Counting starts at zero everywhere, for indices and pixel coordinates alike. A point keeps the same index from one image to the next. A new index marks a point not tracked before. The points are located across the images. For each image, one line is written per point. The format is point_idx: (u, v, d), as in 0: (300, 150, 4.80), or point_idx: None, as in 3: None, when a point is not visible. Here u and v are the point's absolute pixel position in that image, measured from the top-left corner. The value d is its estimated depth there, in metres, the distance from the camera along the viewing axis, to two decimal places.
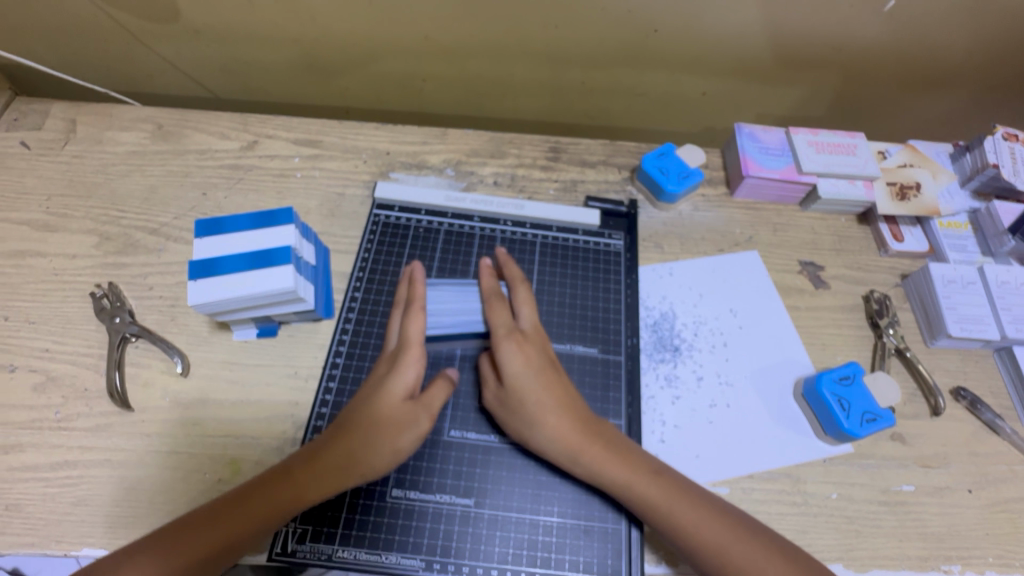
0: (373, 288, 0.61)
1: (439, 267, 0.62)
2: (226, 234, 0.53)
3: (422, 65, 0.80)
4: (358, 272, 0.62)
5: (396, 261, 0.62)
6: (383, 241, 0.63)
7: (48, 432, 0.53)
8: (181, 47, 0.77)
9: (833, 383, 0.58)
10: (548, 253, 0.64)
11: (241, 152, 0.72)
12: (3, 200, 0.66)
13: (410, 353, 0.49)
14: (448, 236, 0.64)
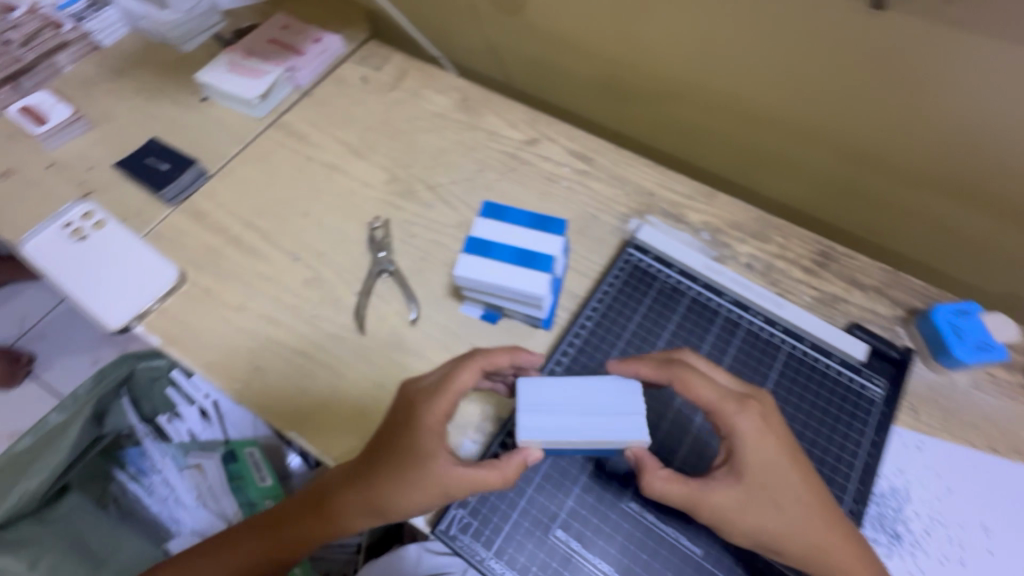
0: (604, 325, 0.61)
1: (673, 331, 0.60)
2: (502, 223, 0.57)
3: (714, 119, 0.78)
4: (595, 302, 0.62)
5: (633, 308, 0.61)
6: (628, 283, 0.63)
7: (302, 321, 0.63)
8: (510, 39, 0.85)
9: None
10: (792, 366, 0.58)
11: (522, 145, 0.77)
12: (336, 119, 0.79)
13: (443, 402, 0.48)
14: (692, 304, 0.61)
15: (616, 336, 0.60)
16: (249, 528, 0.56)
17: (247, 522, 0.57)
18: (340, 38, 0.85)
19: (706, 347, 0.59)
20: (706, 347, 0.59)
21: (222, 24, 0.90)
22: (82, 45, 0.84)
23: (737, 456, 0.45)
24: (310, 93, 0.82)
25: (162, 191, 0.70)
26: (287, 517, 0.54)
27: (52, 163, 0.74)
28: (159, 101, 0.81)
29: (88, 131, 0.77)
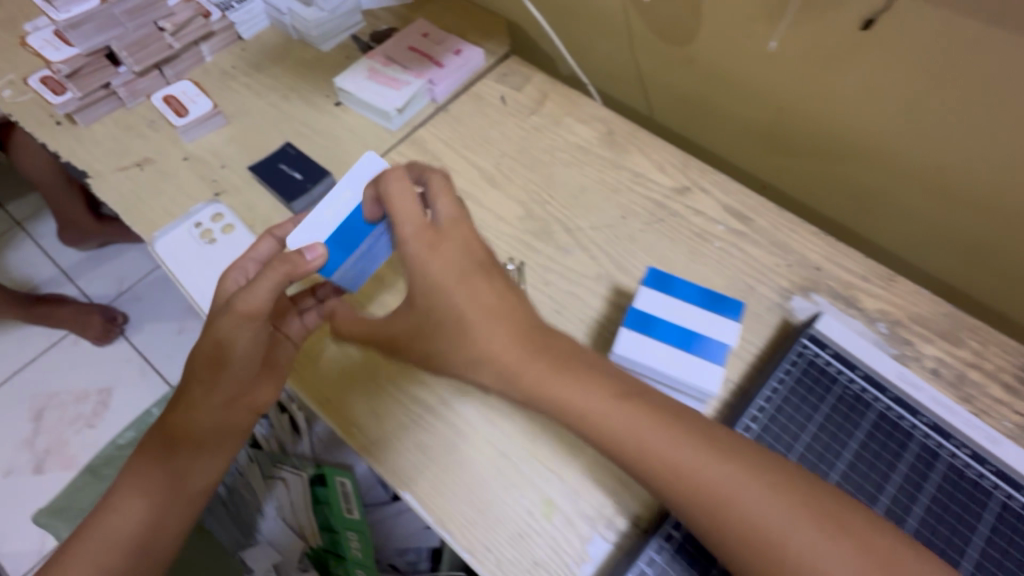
0: (771, 430, 0.50)
1: (857, 454, 0.49)
2: (671, 300, 0.50)
3: (900, 188, 0.67)
4: (760, 400, 0.51)
5: (808, 414, 0.50)
6: (801, 381, 0.51)
7: (423, 364, 0.57)
8: (664, 70, 0.77)
9: None
10: (1009, 525, 0.45)
11: (671, 193, 0.69)
12: (471, 140, 0.74)
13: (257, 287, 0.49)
14: (881, 421, 0.50)
15: (785, 448, 0.49)
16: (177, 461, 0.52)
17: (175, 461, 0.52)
18: (481, 53, 0.80)
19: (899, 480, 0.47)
20: (897, 482, 0.47)
21: (361, 25, 0.87)
22: (225, 37, 0.84)
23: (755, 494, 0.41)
24: (445, 108, 0.77)
25: (292, 201, 0.67)
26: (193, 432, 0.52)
27: (187, 157, 0.73)
28: (294, 101, 0.79)
29: (224, 126, 0.76)
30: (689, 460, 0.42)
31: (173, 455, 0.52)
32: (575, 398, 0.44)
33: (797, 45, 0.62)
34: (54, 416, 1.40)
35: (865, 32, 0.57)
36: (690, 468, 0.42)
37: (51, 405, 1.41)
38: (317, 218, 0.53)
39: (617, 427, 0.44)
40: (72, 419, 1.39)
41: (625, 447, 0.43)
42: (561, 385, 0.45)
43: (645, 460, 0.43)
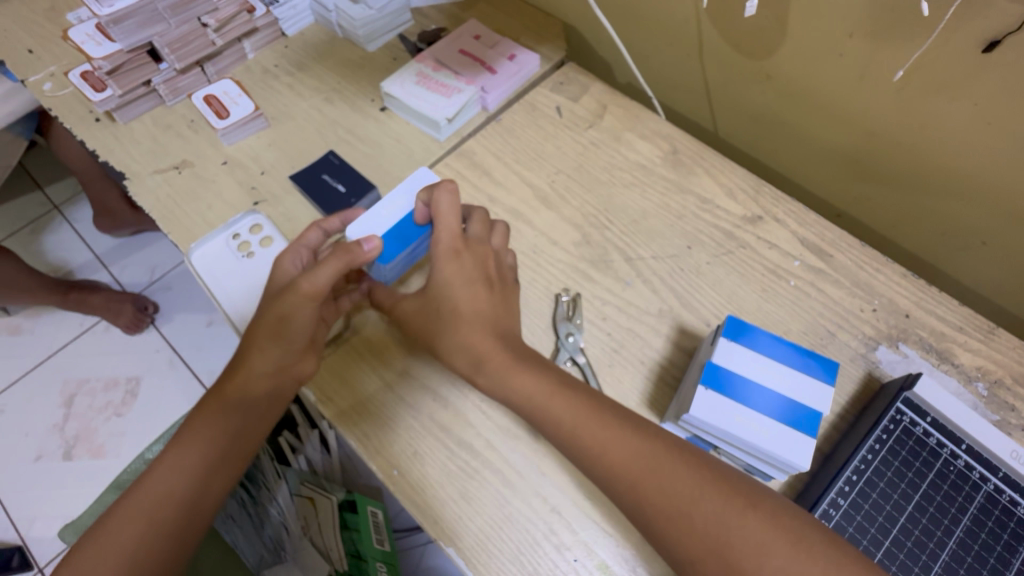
0: (863, 508, 0.45)
1: (961, 540, 0.44)
2: (757, 359, 0.47)
3: (1005, 229, 0.60)
4: (850, 473, 0.46)
5: (904, 492, 0.45)
6: (897, 453, 0.46)
7: (470, 404, 0.53)
8: (737, 84, 0.71)
9: None
10: None
11: (742, 222, 0.63)
12: (524, 154, 0.69)
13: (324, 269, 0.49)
14: (987, 504, 0.45)
15: (880, 530, 0.44)
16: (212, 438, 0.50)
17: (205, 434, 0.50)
18: (537, 58, 0.75)
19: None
20: (1007, 573, 0.43)
21: (409, 24, 0.82)
22: (268, 33, 0.80)
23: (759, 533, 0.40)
24: (496, 117, 0.73)
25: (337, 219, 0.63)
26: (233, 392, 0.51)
27: (226, 161, 0.70)
28: (337, 104, 0.75)
29: (265, 129, 0.73)
30: (683, 505, 0.42)
31: (204, 422, 0.50)
32: (582, 431, 0.45)
33: (899, 65, 0.56)
34: (84, 403, 1.40)
35: (985, 55, 0.50)
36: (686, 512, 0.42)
37: (82, 392, 1.42)
38: (376, 216, 0.54)
39: (614, 466, 0.44)
40: (101, 407, 1.40)
41: (618, 485, 0.44)
42: (567, 408, 0.46)
43: (649, 474, 0.43)
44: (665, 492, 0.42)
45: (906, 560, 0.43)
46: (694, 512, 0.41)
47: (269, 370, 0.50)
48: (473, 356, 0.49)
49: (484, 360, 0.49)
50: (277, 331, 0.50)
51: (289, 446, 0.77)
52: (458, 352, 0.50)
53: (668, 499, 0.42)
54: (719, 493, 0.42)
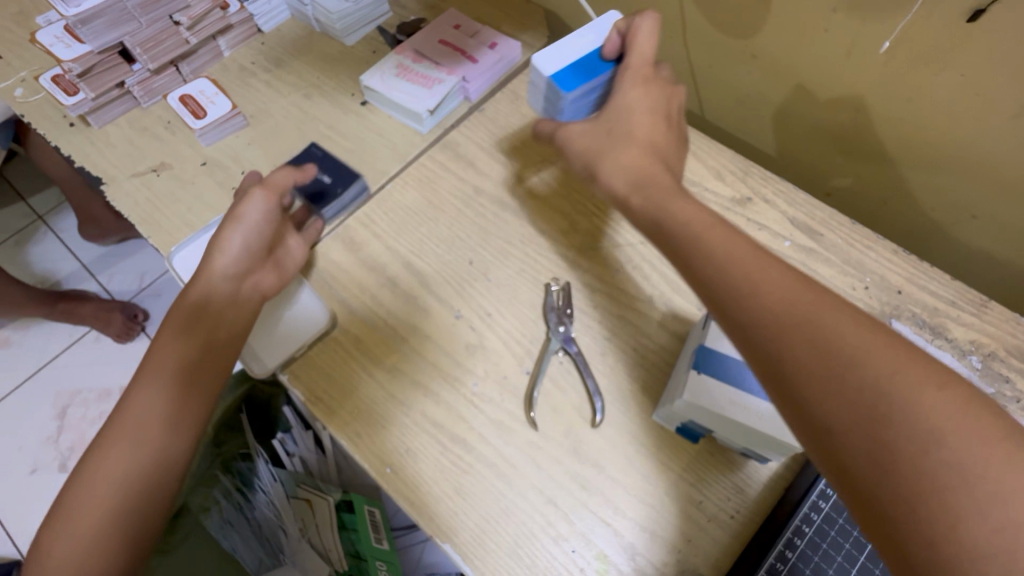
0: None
1: None
2: None
3: (996, 201, 0.59)
4: None
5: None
6: None
7: (462, 398, 0.53)
8: (722, 64, 0.70)
9: None
10: None
11: (731, 204, 0.63)
12: (510, 143, 0.68)
13: (281, 172, 0.58)
14: None
15: None
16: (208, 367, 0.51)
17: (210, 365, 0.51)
18: (518, 46, 0.74)
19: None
20: None
21: (387, 16, 0.81)
22: (244, 29, 0.78)
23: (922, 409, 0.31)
24: (479, 107, 0.71)
25: (324, 208, 0.62)
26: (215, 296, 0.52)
27: (205, 162, 0.69)
28: (318, 100, 0.73)
29: (245, 127, 0.72)
30: (895, 407, 0.31)
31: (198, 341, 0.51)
32: (734, 262, 0.39)
33: (887, 39, 0.55)
34: (77, 414, 1.39)
35: (972, 24, 0.49)
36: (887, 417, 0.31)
37: (75, 402, 1.40)
38: (567, 50, 0.56)
39: (809, 322, 0.35)
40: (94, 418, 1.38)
41: (795, 341, 0.35)
42: (718, 243, 0.41)
43: (786, 320, 0.36)
44: (862, 390, 0.32)
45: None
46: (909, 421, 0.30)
47: (215, 315, 0.51)
48: (636, 180, 0.48)
49: (648, 181, 0.48)
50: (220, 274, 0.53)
51: (283, 449, 0.76)
52: (618, 175, 0.49)
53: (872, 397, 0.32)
54: (950, 406, 0.30)
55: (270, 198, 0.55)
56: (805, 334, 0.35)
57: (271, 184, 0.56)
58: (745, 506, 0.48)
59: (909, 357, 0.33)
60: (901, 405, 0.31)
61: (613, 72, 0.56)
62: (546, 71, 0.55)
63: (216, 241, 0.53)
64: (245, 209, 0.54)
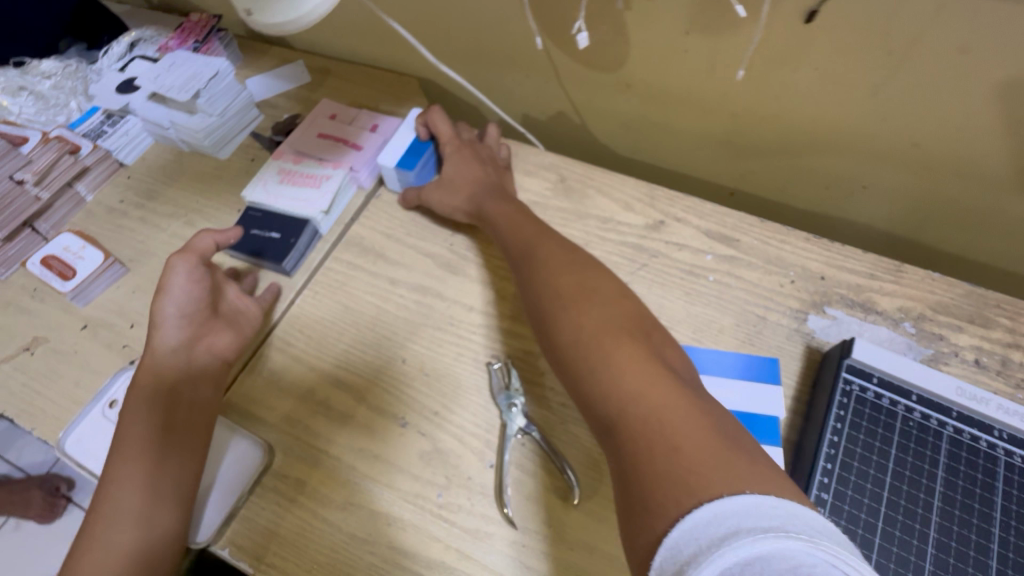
0: (847, 495, 0.43)
1: (946, 497, 0.42)
2: None
3: (878, 170, 0.63)
4: (823, 462, 0.44)
5: (879, 463, 0.44)
6: (858, 427, 0.45)
7: (429, 516, 0.48)
8: (599, 97, 0.71)
9: None
10: None
11: (645, 231, 0.63)
12: (415, 223, 0.65)
13: (206, 238, 0.58)
14: (956, 449, 0.44)
15: (870, 512, 0.42)
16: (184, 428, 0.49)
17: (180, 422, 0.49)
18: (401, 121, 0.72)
19: (1002, 513, 0.41)
20: (998, 515, 0.42)
21: (259, 118, 0.78)
22: (104, 167, 0.72)
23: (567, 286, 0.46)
24: (376, 193, 0.68)
25: (283, 260, 0.61)
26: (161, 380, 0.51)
27: (86, 325, 0.62)
28: (200, 225, 0.68)
29: (126, 274, 0.65)
30: (571, 312, 0.43)
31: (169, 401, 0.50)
32: (501, 224, 0.56)
33: (741, 69, 0.59)
34: None
35: (809, 24, 0.52)
36: (569, 327, 0.43)
37: None
38: (396, 144, 0.66)
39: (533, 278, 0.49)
40: None
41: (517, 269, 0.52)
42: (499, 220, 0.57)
43: (518, 251, 0.53)
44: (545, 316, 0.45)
45: (903, 536, 0.41)
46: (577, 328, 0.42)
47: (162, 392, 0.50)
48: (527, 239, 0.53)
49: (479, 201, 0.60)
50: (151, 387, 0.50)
51: None
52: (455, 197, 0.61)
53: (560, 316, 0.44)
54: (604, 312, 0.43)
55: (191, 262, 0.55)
56: (528, 290, 0.48)
57: (192, 249, 0.56)
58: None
59: (584, 266, 0.48)
60: (573, 317, 0.43)
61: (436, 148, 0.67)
62: (390, 164, 0.64)
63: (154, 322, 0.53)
64: (170, 281, 0.53)
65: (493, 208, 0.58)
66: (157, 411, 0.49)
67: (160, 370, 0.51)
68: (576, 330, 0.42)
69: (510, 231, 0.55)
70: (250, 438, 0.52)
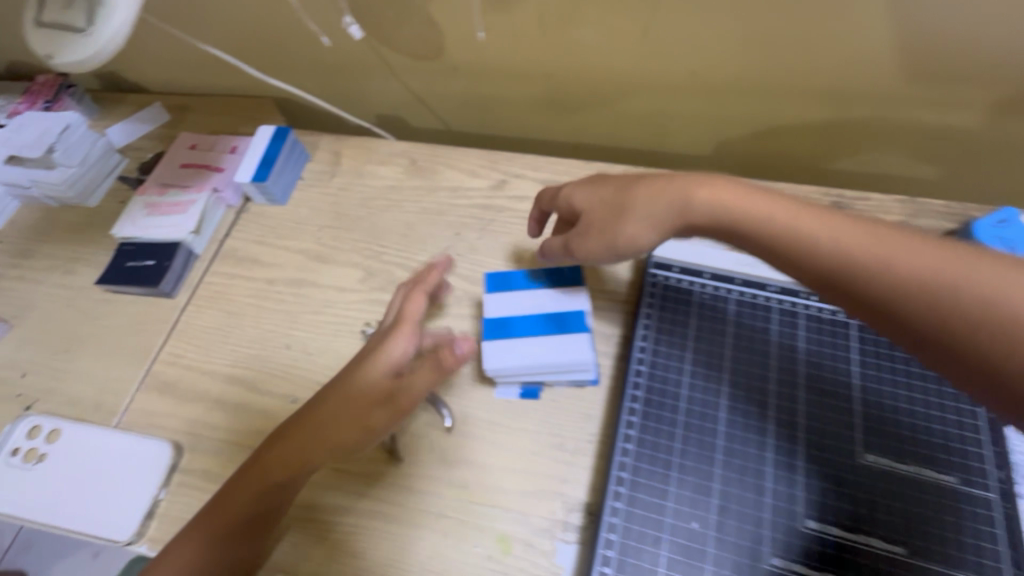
0: (660, 364, 0.51)
1: (735, 346, 0.52)
2: (517, 294, 0.52)
3: (675, 101, 0.74)
4: (640, 342, 0.53)
5: (683, 333, 0.53)
6: (664, 311, 0.54)
7: (326, 471, 0.53)
8: (435, 83, 0.79)
9: (992, 228, 0.58)
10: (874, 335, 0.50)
11: (490, 191, 0.71)
12: (284, 227, 0.71)
13: (400, 340, 0.49)
14: (740, 308, 0.53)
15: (677, 370, 0.51)
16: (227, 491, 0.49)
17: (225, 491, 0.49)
18: None
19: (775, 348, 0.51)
20: (773, 350, 0.51)
21: (124, 161, 0.80)
22: None
23: (691, 209, 0.48)
24: (245, 208, 0.73)
25: (159, 282, 0.65)
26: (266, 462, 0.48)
27: None
28: (79, 271, 0.71)
29: (10, 330, 0.67)
30: (754, 218, 0.45)
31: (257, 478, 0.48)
32: (602, 188, 0.52)
33: (478, 30, 0.69)
34: None
35: None
36: (685, 234, 0.50)
37: None
38: (247, 158, 0.71)
39: (768, 213, 0.45)
40: None
41: (599, 212, 0.52)
42: (612, 184, 0.52)
43: (581, 215, 0.53)
44: (639, 227, 0.49)
45: (705, 383, 0.50)
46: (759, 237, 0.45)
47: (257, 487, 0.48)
48: (617, 208, 0.51)
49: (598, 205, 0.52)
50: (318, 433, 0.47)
51: None
52: (575, 198, 0.54)
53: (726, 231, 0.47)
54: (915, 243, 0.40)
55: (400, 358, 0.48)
56: (717, 221, 0.47)
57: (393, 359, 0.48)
58: (595, 430, 0.53)
59: (722, 184, 0.48)
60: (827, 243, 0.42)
61: (285, 152, 0.71)
62: (245, 179, 0.69)
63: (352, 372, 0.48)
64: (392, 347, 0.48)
65: (603, 199, 0.52)
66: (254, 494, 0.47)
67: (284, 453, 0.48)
68: (840, 258, 0.41)
69: (587, 202, 0.53)
70: (163, 440, 0.56)
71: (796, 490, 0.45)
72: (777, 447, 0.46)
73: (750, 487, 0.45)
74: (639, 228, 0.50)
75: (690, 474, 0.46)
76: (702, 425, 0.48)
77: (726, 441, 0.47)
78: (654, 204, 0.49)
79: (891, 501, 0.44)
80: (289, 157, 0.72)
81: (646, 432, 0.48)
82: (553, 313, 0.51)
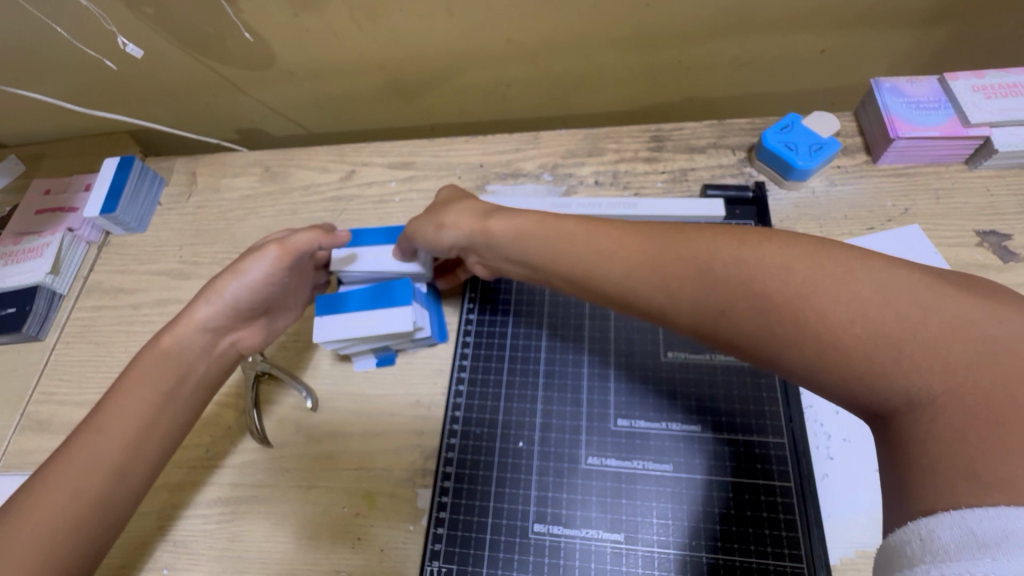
0: (488, 310, 0.57)
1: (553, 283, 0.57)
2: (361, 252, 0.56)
3: (504, 70, 0.77)
4: (470, 294, 0.58)
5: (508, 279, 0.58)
6: None
7: (202, 469, 0.56)
8: (279, 90, 0.81)
9: (777, 133, 0.63)
10: None
11: (341, 183, 0.73)
12: (147, 252, 0.72)
13: (256, 261, 0.51)
14: None
15: (503, 311, 0.57)
16: (95, 410, 0.49)
17: (90, 416, 0.49)
18: None
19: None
20: None
21: None
22: None
23: (500, 233, 0.46)
24: (106, 242, 0.74)
25: (22, 326, 0.65)
26: (136, 373, 0.50)
27: None
28: None
29: None
30: (565, 255, 0.42)
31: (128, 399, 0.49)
32: (429, 219, 0.50)
33: (247, 33, 0.72)
34: None
35: None
36: (501, 257, 0.48)
37: None
38: (94, 190, 0.72)
39: (527, 226, 0.45)
40: None
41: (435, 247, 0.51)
42: (427, 221, 0.50)
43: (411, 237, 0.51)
44: (442, 227, 0.49)
45: (527, 319, 0.56)
46: (528, 249, 0.45)
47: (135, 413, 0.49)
48: (450, 222, 0.49)
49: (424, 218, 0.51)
50: (172, 349, 0.51)
51: None
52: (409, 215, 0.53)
53: (497, 242, 0.47)
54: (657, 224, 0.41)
55: (258, 277, 0.52)
56: (534, 257, 0.44)
57: (252, 277, 0.52)
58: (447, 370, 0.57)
59: (542, 220, 0.45)
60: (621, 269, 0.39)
61: (133, 179, 0.72)
62: (93, 212, 0.70)
63: (212, 285, 0.52)
64: (247, 264, 0.51)
65: (426, 216, 0.51)
66: (121, 401, 0.49)
67: (152, 367, 0.50)
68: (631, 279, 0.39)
69: (425, 224, 0.50)
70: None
71: (603, 394, 0.51)
72: (586, 360, 0.53)
73: (568, 401, 0.51)
74: (466, 237, 0.48)
75: (516, 400, 0.52)
76: (524, 355, 0.54)
77: (544, 363, 0.53)
78: (467, 224, 0.48)
79: (689, 389, 0.50)
80: (138, 183, 0.73)
81: (476, 372, 0.54)
82: (377, 287, 0.52)
